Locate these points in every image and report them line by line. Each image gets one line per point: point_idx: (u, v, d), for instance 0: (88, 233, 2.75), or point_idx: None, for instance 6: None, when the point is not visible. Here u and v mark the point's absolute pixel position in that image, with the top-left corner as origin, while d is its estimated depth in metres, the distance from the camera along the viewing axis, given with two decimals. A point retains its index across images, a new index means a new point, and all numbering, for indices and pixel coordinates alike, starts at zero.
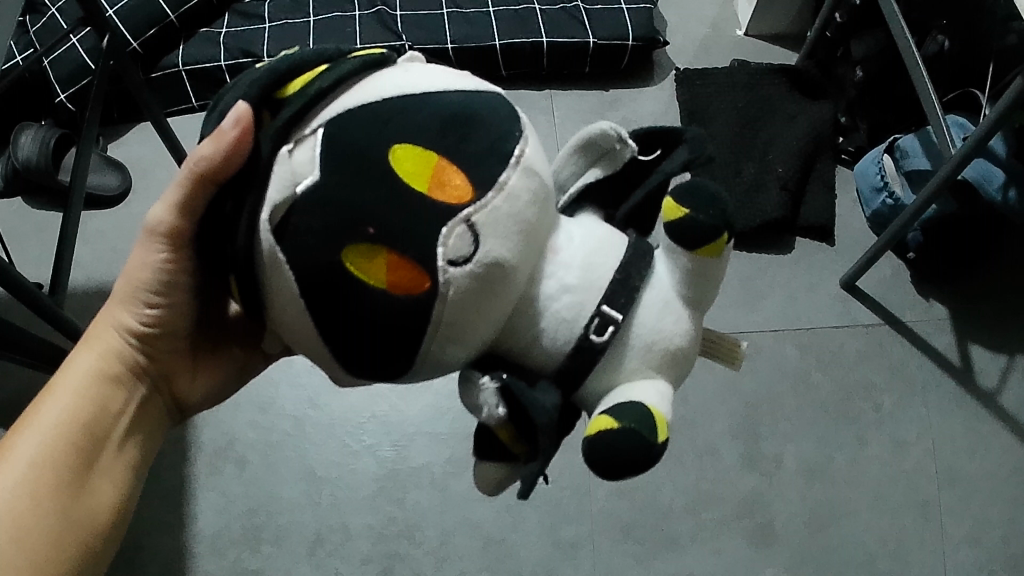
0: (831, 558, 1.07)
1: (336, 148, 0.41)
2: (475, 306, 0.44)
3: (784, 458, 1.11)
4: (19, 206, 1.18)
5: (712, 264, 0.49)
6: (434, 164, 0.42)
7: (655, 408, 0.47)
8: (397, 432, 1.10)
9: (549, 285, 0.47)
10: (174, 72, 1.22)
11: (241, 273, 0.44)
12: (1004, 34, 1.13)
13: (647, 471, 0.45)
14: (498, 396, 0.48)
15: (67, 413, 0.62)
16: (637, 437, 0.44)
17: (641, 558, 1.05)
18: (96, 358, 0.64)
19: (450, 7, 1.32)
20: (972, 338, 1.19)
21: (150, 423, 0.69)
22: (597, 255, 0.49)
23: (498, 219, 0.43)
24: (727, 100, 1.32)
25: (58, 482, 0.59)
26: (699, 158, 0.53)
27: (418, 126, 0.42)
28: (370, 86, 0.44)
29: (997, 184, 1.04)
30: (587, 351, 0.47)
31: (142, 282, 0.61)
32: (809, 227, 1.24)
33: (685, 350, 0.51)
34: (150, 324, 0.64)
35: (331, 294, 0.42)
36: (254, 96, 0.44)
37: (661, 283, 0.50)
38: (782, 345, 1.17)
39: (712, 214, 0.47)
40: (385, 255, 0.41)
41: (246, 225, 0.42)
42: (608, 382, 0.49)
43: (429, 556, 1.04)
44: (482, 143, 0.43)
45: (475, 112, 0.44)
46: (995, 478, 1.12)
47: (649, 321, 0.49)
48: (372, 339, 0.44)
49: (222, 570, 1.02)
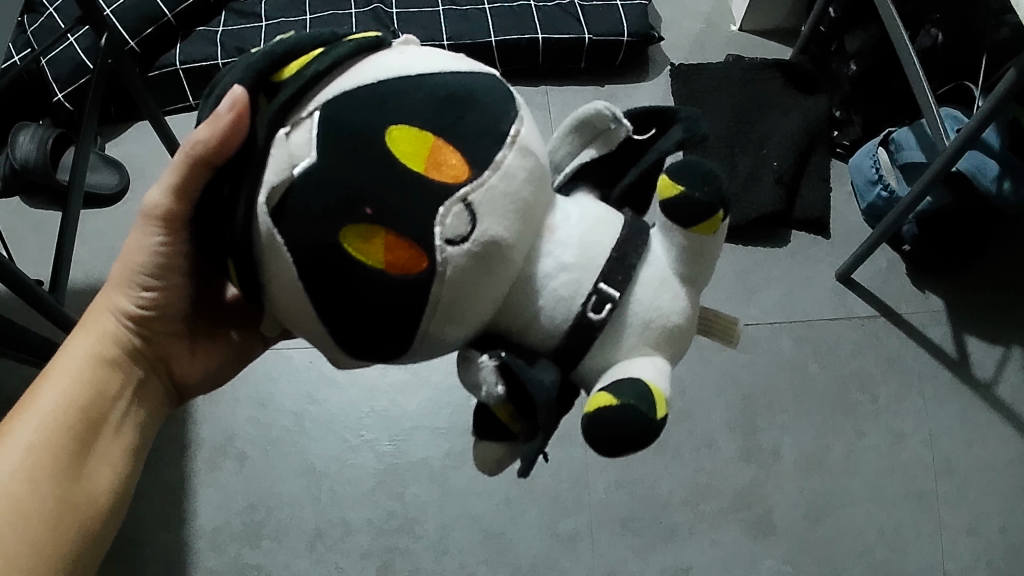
0: (829, 549, 1.08)
1: (334, 129, 0.42)
2: (474, 284, 0.44)
3: (781, 449, 1.12)
4: (18, 205, 1.19)
5: (707, 240, 0.49)
6: (431, 145, 0.43)
7: (654, 384, 0.48)
8: (397, 426, 1.10)
9: (547, 264, 0.48)
10: (172, 71, 1.23)
11: (239, 256, 0.45)
12: (997, 27, 1.14)
13: (647, 446, 0.46)
14: (497, 374, 0.48)
15: (65, 397, 0.62)
16: (636, 413, 0.45)
17: (640, 550, 1.06)
18: (93, 343, 0.65)
19: (446, 4, 1.32)
20: (967, 328, 1.20)
21: (150, 407, 0.70)
22: (594, 233, 0.49)
23: (495, 197, 0.43)
24: (722, 94, 1.32)
25: (57, 465, 0.60)
26: (694, 137, 0.54)
27: (415, 109, 0.43)
28: (368, 68, 0.44)
29: (991, 175, 1.06)
30: (585, 327, 0.48)
31: (139, 265, 0.62)
32: (805, 220, 1.25)
33: (683, 328, 0.51)
34: (145, 306, 0.65)
35: (331, 272, 0.43)
36: (250, 80, 0.44)
37: (658, 260, 0.50)
38: (779, 337, 1.18)
39: (707, 191, 0.47)
40: (383, 235, 0.42)
41: (244, 208, 0.43)
42: (605, 360, 0.49)
43: (429, 550, 1.04)
44: (476, 124, 0.44)
45: (470, 93, 0.45)
46: (992, 468, 1.12)
47: (647, 298, 0.49)
48: (370, 321, 0.44)
49: (222, 566, 1.02)
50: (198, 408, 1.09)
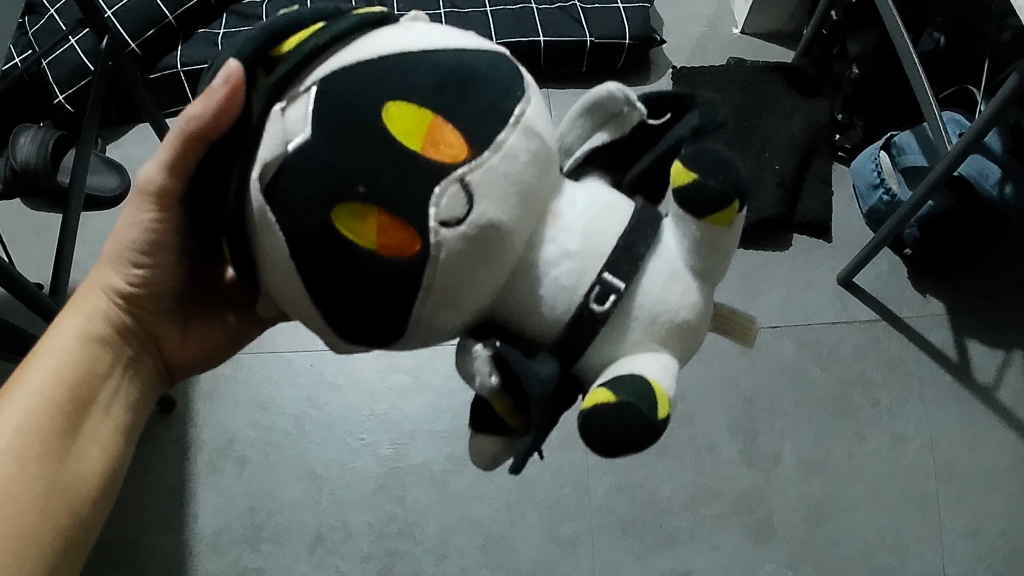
0: (829, 553, 1.07)
1: (331, 107, 0.42)
2: (469, 268, 0.44)
3: (782, 453, 1.12)
4: (19, 207, 1.19)
5: (721, 232, 0.49)
6: (429, 123, 0.42)
7: (656, 382, 0.47)
8: (397, 430, 1.10)
9: (549, 251, 0.48)
10: (173, 73, 1.23)
11: (231, 234, 0.45)
12: (1000, 31, 1.14)
13: (646, 448, 0.46)
14: (491, 364, 0.48)
15: (54, 376, 0.62)
16: (635, 412, 0.45)
17: (640, 554, 1.06)
18: (82, 321, 0.65)
19: (448, 7, 1.32)
20: (969, 332, 1.19)
21: (141, 386, 0.70)
22: (599, 222, 0.49)
23: (494, 178, 0.43)
24: (724, 96, 1.32)
25: (43, 446, 0.60)
26: (708, 124, 0.54)
27: (414, 86, 0.43)
28: (370, 43, 0.44)
29: (993, 178, 1.06)
30: (587, 319, 0.48)
31: (130, 242, 0.61)
32: (807, 223, 1.24)
33: (692, 324, 0.51)
34: (137, 285, 0.64)
35: (324, 257, 0.43)
36: (248, 54, 0.44)
37: (669, 252, 0.50)
38: (780, 341, 1.18)
39: (721, 182, 0.47)
40: (375, 215, 0.42)
41: (236, 189, 0.43)
42: (611, 354, 0.49)
43: (429, 554, 1.04)
44: (477, 104, 0.43)
45: (473, 72, 0.44)
46: (994, 473, 1.12)
47: (654, 293, 0.49)
48: (360, 304, 0.44)
49: (222, 569, 1.02)
50: (199, 411, 1.09)
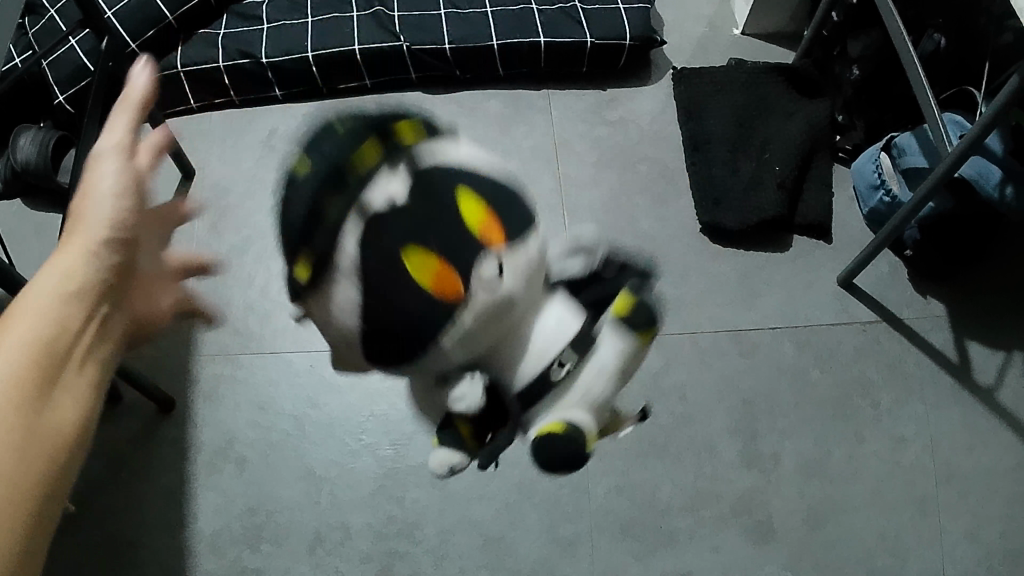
0: (829, 555, 1.07)
1: (424, 184, 0.53)
2: (490, 326, 0.56)
3: (782, 455, 1.12)
4: (20, 207, 1.19)
5: (641, 350, 0.67)
6: (483, 210, 0.55)
7: (592, 431, 0.67)
8: (396, 431, 1.10)
9: (547, 318, 0.62)
10: (172, 73, 1.24)
11: (315, 259, 0.52)
12: (999, 32, 1.17)
13: (574, 468, 0.69)
14: (478, 386, 0.63)
15: (31, 334, 0.42)
16: (574, 442, 0.66)
17: (639, 555, 1.05)
18: (58, 275, 0.46)
19: (448, 7, 1.32)
20: (969, 334, 1.19)
21: (72, 380, 0.44)
22: (562, 324, 0.63)
23: (520, 269, 0.56)
24: (724, 98, 1.32)
25: (27, 412, 0.40)
26: (644, 286, 0.70)
27: (480, 184, 0.56)
28: (452, 153, 0.57)
29: (994, 180, 1.06)
30: (542, 382, 0.63)
31: (110, 192, 0.51)
32: (807, 225, 1.24)
33: (604, 405, 0.68)
34: (123, 222, 0.50)
35: (381, 295, 0.52)
36: (374, 129, 0.56)
37: (604, 364, 0.65)
38: (780, 343, 1.18)
39: (645, 319, 0.66)
40: (439, 261, 0.52)
41: (332, 230, 0.52)
42: (548, 413, 0.65)
43: (428, 555, 1.04)
44: (519, 213, 0.57)
45: (515, 194, 0.58)
46: (995, 474, 1.12)
47: (588, 382, 0.65)
48: (387, 338, 0.54)
49: (221, 569, 1.02)
50: (199, 412, 1.09)
